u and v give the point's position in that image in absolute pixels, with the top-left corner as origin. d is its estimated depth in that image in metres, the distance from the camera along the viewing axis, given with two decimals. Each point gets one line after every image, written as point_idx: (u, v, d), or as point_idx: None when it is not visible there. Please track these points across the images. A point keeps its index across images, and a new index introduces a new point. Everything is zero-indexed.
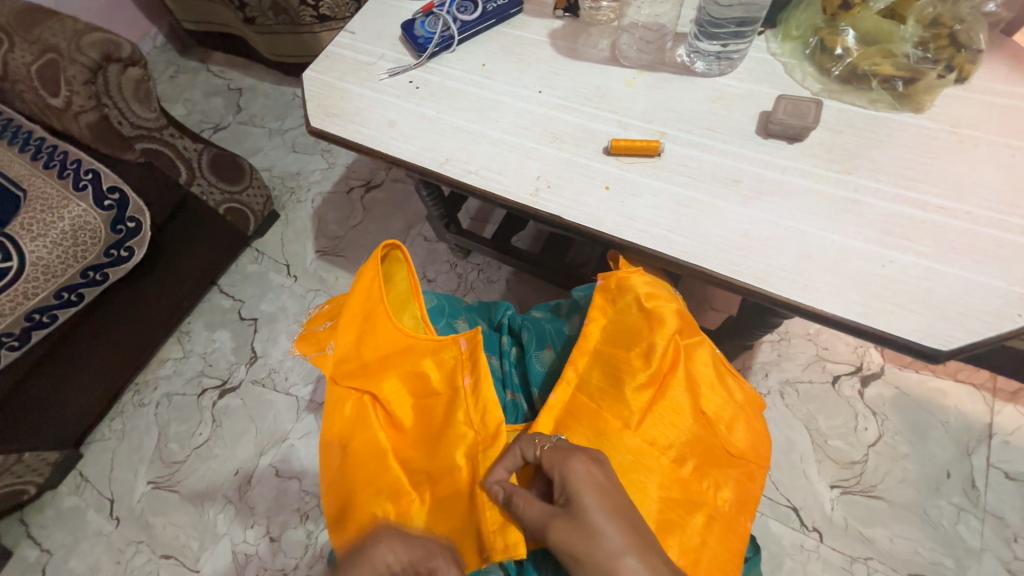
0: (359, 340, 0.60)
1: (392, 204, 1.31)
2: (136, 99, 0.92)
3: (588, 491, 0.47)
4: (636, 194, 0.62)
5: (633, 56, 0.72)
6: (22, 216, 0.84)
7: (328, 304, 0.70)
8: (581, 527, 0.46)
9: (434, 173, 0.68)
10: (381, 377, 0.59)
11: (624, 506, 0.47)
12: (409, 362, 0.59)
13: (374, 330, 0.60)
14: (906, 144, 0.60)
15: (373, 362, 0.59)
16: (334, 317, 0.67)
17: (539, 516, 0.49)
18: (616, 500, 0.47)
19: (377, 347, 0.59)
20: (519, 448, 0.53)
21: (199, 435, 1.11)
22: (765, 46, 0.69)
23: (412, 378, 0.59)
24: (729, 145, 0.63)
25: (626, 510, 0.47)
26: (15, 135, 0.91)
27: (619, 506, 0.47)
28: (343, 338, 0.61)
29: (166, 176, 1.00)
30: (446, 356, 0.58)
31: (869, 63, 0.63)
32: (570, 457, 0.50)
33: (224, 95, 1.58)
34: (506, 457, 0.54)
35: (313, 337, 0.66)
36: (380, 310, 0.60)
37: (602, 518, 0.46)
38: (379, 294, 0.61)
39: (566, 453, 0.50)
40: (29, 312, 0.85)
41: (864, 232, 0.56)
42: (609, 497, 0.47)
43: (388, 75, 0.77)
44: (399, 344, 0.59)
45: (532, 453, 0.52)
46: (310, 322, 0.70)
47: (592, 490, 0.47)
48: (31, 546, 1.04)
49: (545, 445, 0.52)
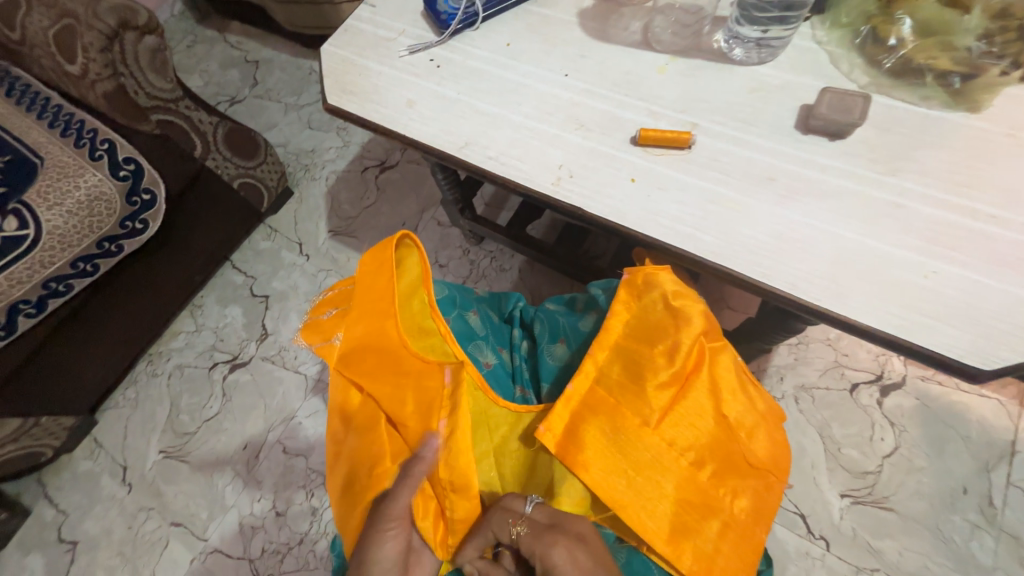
0: (359, 335, 0.59)
1: (406, 186, 1.29)
2: (151, 70, 0.90)
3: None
4: (663, 187, 0.59)
5: (666, 40, 0.68)
6: (39, 184, 0.83)
7: (336, 288, 0.68)
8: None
9: (451, 157, 0.66)
10: (369, 381, 0.57)
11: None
12: (397, 374, 0.57)
13: (375, 331, 0.58)
14: (958, 145, 0.56)
15: (365, 364, 0.58)
16: (339, 304, 0.65)
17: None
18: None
19: (374, 350, 0.58)
20: (491, 533, 0.52)
21: (210, 408, 1.13)
22: (810, 34, 0.65)
23: (394, 395, 0.56)
24: (765, 139, 0.60)
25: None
26: (32, 101, 0.90)
27: None
28: (348, 328, 0.60)
29: (181, 149, 0.99)
30: (434, 378, 0.56)
31: (925, 56, 0.58)
32: (551, 549, 0.48)
33: (241, 67, 1.56)
34: (479, 535, 0.53)
35: (314, 321, 0.65)
36: (385, 310, 0.59)
37: None
38: (385, 293, 0.59)
39: (547, 539, 0.49)
40: (45, 280, 0.86)
41: (906, 239, 0.53)
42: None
43: (408, 51, 0.74)
44: (394, 352, 0.57)
45: (509, 538, 0.51)
46: (312, 308, 0.67)
47: None
48: (48, 506, 1.08)
49: (520, 531, 0.50)
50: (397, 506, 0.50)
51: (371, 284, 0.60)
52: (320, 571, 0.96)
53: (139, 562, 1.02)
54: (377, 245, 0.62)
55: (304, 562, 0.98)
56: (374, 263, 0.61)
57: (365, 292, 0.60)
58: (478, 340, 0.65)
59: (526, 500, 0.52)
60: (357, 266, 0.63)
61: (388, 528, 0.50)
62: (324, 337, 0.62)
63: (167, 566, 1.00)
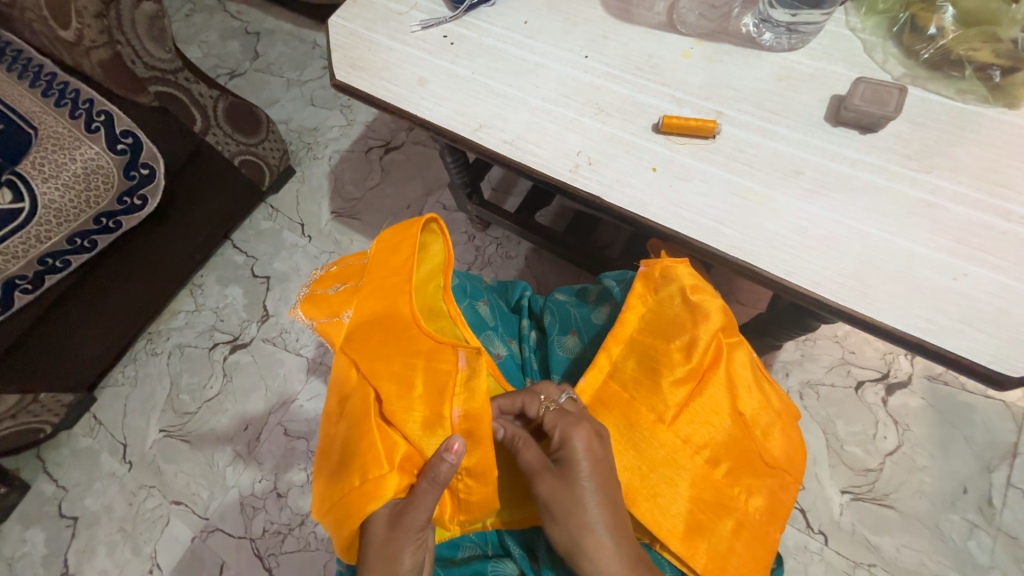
0: (369, 312, 0.57)
1: (412, 168, 1.26)
2: (149, 38, 0.85)
3: (582, 464, 0.47)
4: (685, 178, 0.57)
5: (692, 22, 0.65)
6: (32, 155, 0.80)
7: (336, 266, 0.66)
8: (566, 490, 0.47)
9: (464, 139, 0.63)
10: (371, 360, 0.54)
11: (611, 486, 0.48)
12: (405, 353, 0.54)
13: (385, 307, 0.57)
14: (995, 143, 0.54)
15: (370, 340, 0.56)
16: (345, 279, 0.63)
17: (533, 462, 0.49)
18: (606, 477, 0.48)
19: (382, 326, 0.56)
20: (522, 400, 0.52)
21: (210, 388, 1.12)
22: (845, 20, 0.62)
23: (398, 375, 0.53)
24: (793, 131, 0.57)
25: (612, 490, 0.48)
26: (25, 68, 0.86)
27: (609, 482, 0.48)
28: (360, 304, 0.58)
29: (180, 123, 0.96)
30: (449, 360, 0.53)
31: (965, 48, 0.56)
32: (575, 432, 0.48)
33: (241, 39, 1.50)
34: (508, 396, 0.53)
35: (314, 297, 0.63)
36: (399, 287, 0.57)
37: (588, 491, 0.46)
38: (401, 270, 0.58)
39: (574, 419, 0.49)
40: (42, 256, 0.83)
41: (936, 239, 0.51)
42: (600, 474, 0.47)
43: (420, 27, 0.70)
44: (403, 330, 0.55)
45: (536, 411, 0.51)
46: (314, 283, 0.65)
47: (588, 463, 0.47)
48: (47, 481, 1.07)
49: (549, 406, 0.51)
50: (423, 510, 0.47)
51: (387, 261, 0.59)
52: (321, 552, 0.97)
53: (139, 539, 1.02)
54: (399, 224, 0.61)
55: (305, 543, 0.97)
56: (394, 238, 0.61)
57: (378, 268, 0.59)
58: (489, 330, 0.64)
59: (563, 391, 0.53)
60: (374, 242, 0.62)
61: (413, 533, 0.47)
62: (331, 313, 0.60)
63: (169, 543, 1.01)
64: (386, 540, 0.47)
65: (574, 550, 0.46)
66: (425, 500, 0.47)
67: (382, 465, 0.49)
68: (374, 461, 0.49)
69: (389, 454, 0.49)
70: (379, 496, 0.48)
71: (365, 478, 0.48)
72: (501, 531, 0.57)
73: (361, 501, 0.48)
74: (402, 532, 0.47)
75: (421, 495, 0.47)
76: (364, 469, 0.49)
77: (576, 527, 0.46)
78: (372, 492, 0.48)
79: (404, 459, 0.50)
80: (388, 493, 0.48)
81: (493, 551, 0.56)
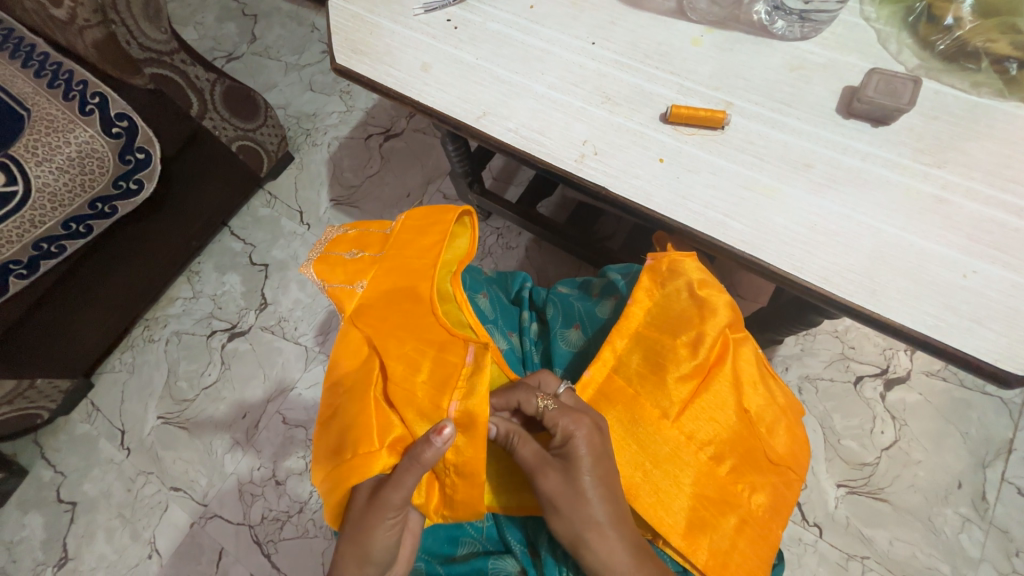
0: (385, 287, 0.57)
1: (412, 155, 1.24)
2: (145, 19, 0.83)
3: (585, 460, 0.47)
4: (693, 169, 0.56)
5: (702, 9, 0.63)
6: (25, 138, 0.78)
7: (354, 229, 0.65)
8: (570, 485, 0.47)
9: (467, 126, 0.62)
10: (381, 337, 0.54)
11: (612, 479, 0.48)
12: (417, 337, 0.53)
13: (403, 285, 0.56)
14: (1009, 138, 0.53)
15: (382, 317, 0.55)
16: (362, 246, 0.62)
17: (531, 459, 0.49)
18: (608, 471, 0.48)
19: (397, 305, 0.56)
20: (519, 396, 0.51)
21: (208, 375, 1.11)
22: (859, 9, 0.61)
23: (407, 358, 0.52)
24: (804, 123, 0.56)
25: (613, 483, 0.48)
26: (16, 47, 0.83)
27: (611, 475, 0.48)
28: (377, 277, 0.58)
29: (177, 105, 0.93)
30: (458, 354, 0.52)
31: (982, 40, 0.55)
32: (577, 429, 0.48)
33: (238, 21, 1.47)
34: (504, 393, 0.52)
35: (329, 259, 0.61)
36: (420, 271, 0.57)
37: (592, 487, 0.46)
38: (426, 254, 0.58)
39: (575, 415, 0.49)
40: (36, 241, 0.82)
41: (948, 236, 0.50)
42: (602, 469, 0.47)
43: (424, 9, 0.68)
44: (418, 313, 0.55)
45: (534, 408, 0.50)
46: (329, 244, 0.64)
47: (591, 458, 0.47)
48: (45, 467, 1.07)
49: (547, 404, 0.49)
50: (400, 489, 0.46)
51: (413, 242, 0.59)
52: (320, 539, 0.97)
53: (139, 524, 1.02)
54: (433, 207, 0.61)
55: (303, 530, 0.98)
56: (425, 220, 0.60)
57: (402, 246, 0.59)
58: (491, 323, 0.63)
59: (561, 381, 0.52)
60: (402, 219, 0.61)
61: (389, 516, 0.46)
62: (344, 279, 0.59)
63: (167, 529, 1.01)
64: (362, 515, 0.47)
65: (578, 542, 0.46)
66: (403, 480, 0.47)
67: (374, 442, 0.49)
68: (368, 439, 0.49)
69: (383, 433, 0.50)
70: (367, 471, 0.48)
71: (355, 452, 0.49)
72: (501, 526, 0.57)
73: (349, 473, 0.48)
74: (378, 510, 0.46)
75: (402, 475, 0.47)
76: (356, 443, 0.50)
77: (580, 519, 0.46)
78: (360, 468, 0.48)
79: (396, 440, 0.50)
80: (375, 470, 0.48)
81: (493, 547, 0.56)
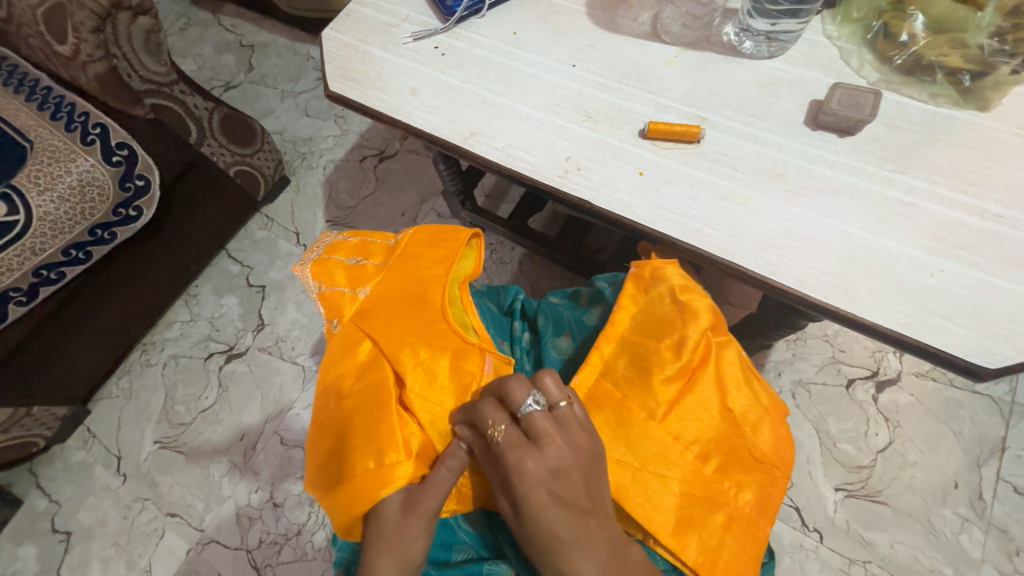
0: (395, 294, 0.59)
1: (406, 176, 1.27)
2: (145, 52, 0.86)
3: (530, 496, 0.45)
4: (671, 182, 0.59)
5: (675, 31, 0.67)
6: (28, 168, 0.80)
7: (355, 237, 0.67)
8: (522, 518, 0.45)
9: (456, 147, 0.65)
10: (392, 341, 0.55)
11: (573, 507, 0.45)
12: (431, 344, 0.55)
13: (415, 293, 0.59)
14: (967, 143, 0.56)
15: (392, 323, 0.56)
16: (365, 255, 0.64)
17: (494, 483, 0.49)
18: (567, 500, 0.45)
19: (408, 313, 0.57)
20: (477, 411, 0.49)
21: (206, 399, 1.11)
22: (821, 28, 0.64)
23: (424, 365, 0.54)
24: (775, 134, 0.59)
25: (575, 512, 0.45)
26: (21, 83, 0.87)
27: (569, 506, 0.45)
28: (385, 284, 0.60)
29: (176, 134, 0.97)
30: (476, 363, 0.56)
31: (936, 53, 0.58)
32: (521, 463, 0.46)
33: (236, 52, 1.52)
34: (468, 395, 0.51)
35: (328, 263, 0.63)
36: (431, 280, 0.60)
37: (544, 518, 0.44)
38: (437, 265, 0.61)
39: (520, 449, 0.46)
40: (36, 268, 0.83)
41: (916, 238, 0.53)
42: (559, 499, 0.45)
43: (412, 38, 0.72)
44: (430, 321, 0.57)
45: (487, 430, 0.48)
46: (328, 249, 0.65)
47: (540, 490, 0.45)
48: (40, 496, 1.06)
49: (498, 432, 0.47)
50: (437, 496, 0.48)
51: (423, 254, 0.63)
52: (318, 561, 0.96)
53: (134, 552, 1.01)
54: (444, 227, 0.65)
55: (302, 553, 0.97)
56: (435, 236, 0.64)
57: (413, 258, 0.62)
58: None
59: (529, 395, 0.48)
60: (411, 234, 0.65)
61: (422, 525, 0.47)
62: (349, 286, 0.61)
63: (164, 557, 1.00)
64: (398, 525, 0.47)
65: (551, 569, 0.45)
66: (438, 487, 0.48)
67: (398, 451, 0.50)
68: (391, 446, 0.50)
69: (406, 442, 0.50)
70: (392, 480, 0.49)
71: (380, 462, 0.49)
72: (495, 534, 0.57)
73: (374, 484, 0.49)
74: (412, 521, 0.47)
75: (436, 482, 0.48)
76: (379, 453, 0.49)
77: (541, 549, 0.44)
78: (386, 477, 0.49)
79: (419, 448, 0.51)
80: (400, 479, 0.49)
81: (487, 554, 0.56)
